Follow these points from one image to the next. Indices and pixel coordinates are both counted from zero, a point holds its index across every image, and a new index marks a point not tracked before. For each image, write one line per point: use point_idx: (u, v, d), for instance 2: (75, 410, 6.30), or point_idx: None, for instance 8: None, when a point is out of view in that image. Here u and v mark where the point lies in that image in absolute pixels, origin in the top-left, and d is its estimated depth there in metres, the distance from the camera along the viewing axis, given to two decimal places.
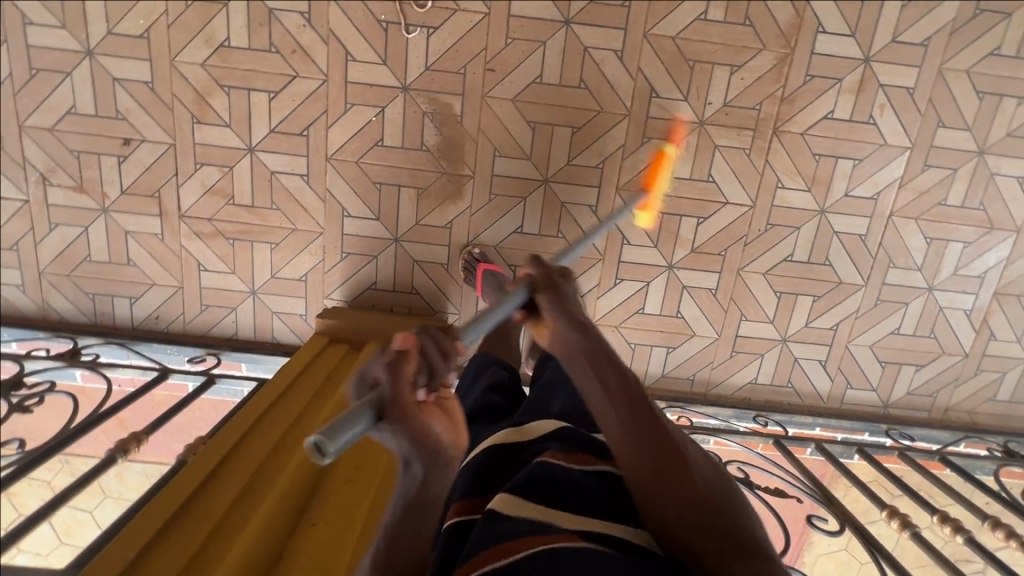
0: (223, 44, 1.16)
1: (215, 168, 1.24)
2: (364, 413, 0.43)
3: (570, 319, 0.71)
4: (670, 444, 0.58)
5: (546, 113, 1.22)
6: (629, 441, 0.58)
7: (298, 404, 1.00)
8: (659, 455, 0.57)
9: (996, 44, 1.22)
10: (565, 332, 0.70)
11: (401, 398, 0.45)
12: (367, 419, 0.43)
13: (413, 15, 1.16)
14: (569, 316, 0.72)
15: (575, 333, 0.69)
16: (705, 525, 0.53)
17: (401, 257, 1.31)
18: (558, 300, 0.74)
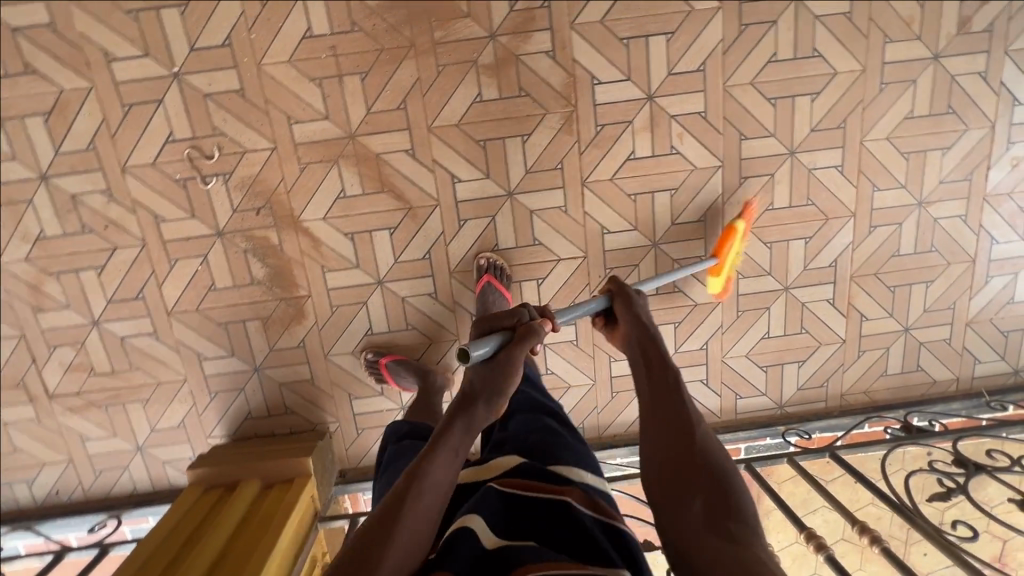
0: (39, 236, 1.22)
1: (69, 347, 1.29)
2: (494, 338, 0.75)
3: (639, 323, 0.91)
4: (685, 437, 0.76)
5: (359, 222, 1.25)
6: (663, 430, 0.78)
7: (167, 556, 1.05)
8: (671, 435, 0.77)
9: (773, 51, 1.21)
10: (637, 338, 0.90)
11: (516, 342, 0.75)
12: (493, 341, 0.75)
13: (205, 166, 1.19)
14: (647, 325, 0.91)
15: (637, 338, 0.90)
16: (704, 496, 0.70)
17: (267, 383, 1.35)
18: (626, 305, 0.94)
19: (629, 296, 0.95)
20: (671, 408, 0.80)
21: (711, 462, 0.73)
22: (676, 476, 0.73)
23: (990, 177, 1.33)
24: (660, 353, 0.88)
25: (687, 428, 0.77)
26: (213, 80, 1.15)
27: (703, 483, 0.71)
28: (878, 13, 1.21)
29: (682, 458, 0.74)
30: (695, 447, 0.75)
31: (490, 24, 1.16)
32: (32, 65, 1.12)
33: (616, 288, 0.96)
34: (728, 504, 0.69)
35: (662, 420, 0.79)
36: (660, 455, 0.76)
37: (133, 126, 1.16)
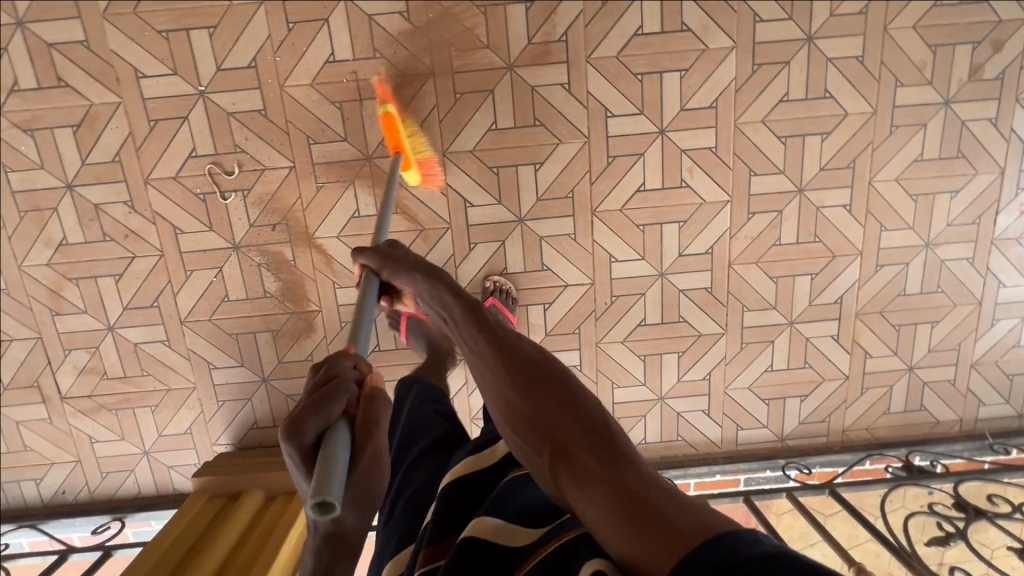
0: (62, 242, 1.25)
1: (83, 351, 1.32)
2: (338, 434, 0.54)
3: (421, 280, 0.82)
4: (515, 385, 0.68)
5: (371, 242, 1.28)
6: (496, 386, 0.69)
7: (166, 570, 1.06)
8: (510, 389, 0.68)
9: (785, 91, 1.23)
10: (429, 297, 0.82)
11: (363, 429, 0.56)
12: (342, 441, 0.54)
13: (225, 182, 1.23)
14: (427, 280, 0.82)
15: (434, 299, 0.81)
16: (545, 440, 0.62)
17: (273, 395, 1.37)
18: (397, 274, 0.84)
19: (393, 254, 0.85)
20: (495, 357, 0.71)
21: (551, 398, 0.65)
22: (529, 425, 0.64)
23: (998, 221, 1.34)
24: (463, 301, 0.79)
25: (517, 372, 0.68)
26: (237, 100, 1.19)
27: (550, 419, 0.63)
28: (891, 58, 1.23)
29: (522, 404, 0.66)
30: (528, 381, 0.67)
31: (508, 57, 1.19)
32: (64, 79, 1.16)
33: (375, 261, 0.84)
34: (583, 425, 0.61)
35: (495, 373, 0.70)
36: (505, 414, 0.67)
37: (158, 140, 1.20)
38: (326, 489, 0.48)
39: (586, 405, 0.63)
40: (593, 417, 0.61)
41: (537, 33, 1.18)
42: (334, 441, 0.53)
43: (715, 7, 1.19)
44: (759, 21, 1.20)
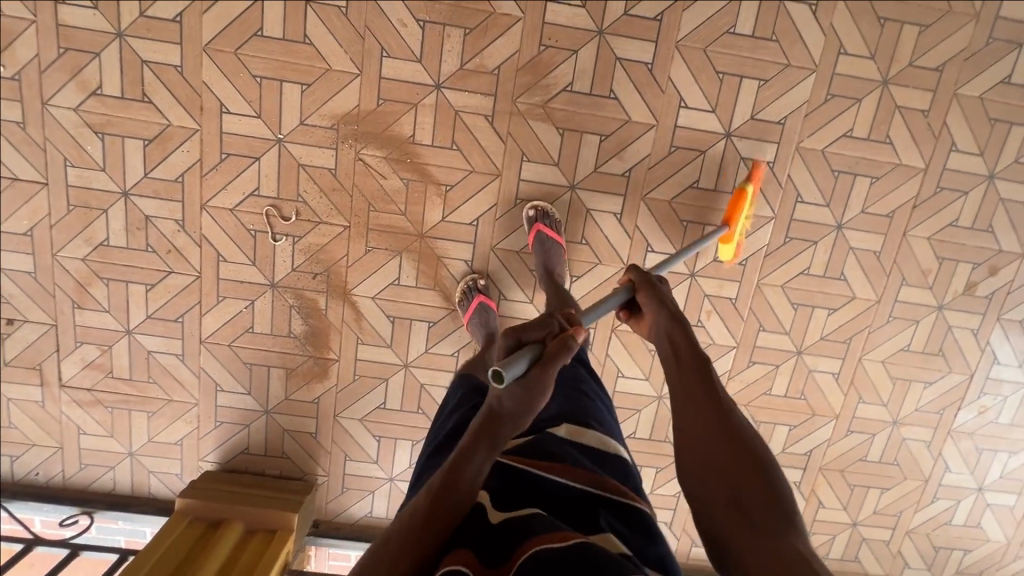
0: (103, 243, 1.26)
1: (95, 347, 1.33)
2: (527, 353, 0.67)
3: (665, 315, 0.86)
4: (713, 429, 0.73)
5: (403, 309, 1.34)
6: (694, 425, 0.75)
7: None
8: (705, 431, 0.74)
9: (807, 265, 1.35)
10: (665, 333, 0.85)
11: (550, 351, 0.68)
12: (528, 355, 0.67)
13: (279, 225, 1.27)
14: (674, 320, 0.85)
15: (664, 330, 0.86)
16: (734, 490, 0.69)
17: (272, 426, 1.41)
18: (648, 296, 0.89)
19: (659, 291, 0.89)
20: (709, 399, 0.76)
21: (745, 457, 0.70)
22: (710, 467, 0.71)
23: (959, 415, 1.48)
24: (696, 350, 0.82)
25: (724, 419, 0.74)
26: (312, 154, 1.23)
27: (730, 472, 0.70)
28: (903, 260, 1.36)
29: (710, 445, 0.72)
30: (720, 424, 0.74)
31: (573, 178, 1.27)
32: (149, 96, 1.18)
33: (638, 282, 0.91)
34: (768, 494, 0.67)
35: (698, 407, 0.76)
36: (687, 446, 0.74)
37: (225, 173, 1.23)
38: (503, 366, 0.65)
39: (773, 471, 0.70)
40: (772, 475, 0.69)
41: (604, 164, 1.26)
42: (521, 353, 0.67)
43: (766, 181, 1.29)
44: (801, 201, 1.31)
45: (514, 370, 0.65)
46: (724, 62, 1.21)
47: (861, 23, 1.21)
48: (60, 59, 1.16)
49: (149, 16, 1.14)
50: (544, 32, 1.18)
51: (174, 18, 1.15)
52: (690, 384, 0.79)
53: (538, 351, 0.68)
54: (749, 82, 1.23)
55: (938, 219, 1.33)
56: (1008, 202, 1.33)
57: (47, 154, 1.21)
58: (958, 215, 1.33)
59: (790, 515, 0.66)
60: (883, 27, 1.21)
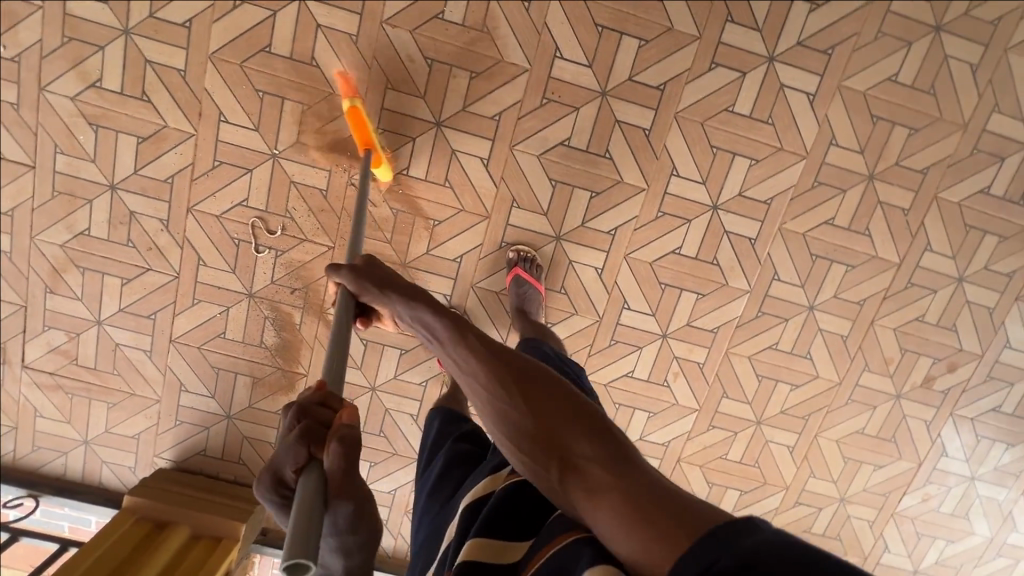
0: (83, 232, 1.26)
1: (62, 333, 1.32)
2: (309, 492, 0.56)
3: (402, 299, 0.79)
4: (517, 394, 0.65)
5: (377, 334, 1.35)
6: (496, 397, 0.66)
7: None
8: (510, 399, 0.65)
9: (775, 340, 1.39)
10: (414, 318, 0.78)
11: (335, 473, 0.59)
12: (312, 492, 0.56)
13: (264, 238, 1.27)
14: (412, 302, 0.78)
15: (419, 310, 0.77)
16: (555, 455, 0.59)
17: (232, 431, 1.41)
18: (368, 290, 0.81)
19: (367, 271, 0.82)
20: (499, 369, 0.67)
21: (557, 412, 0.62)
22: (530, 436, 0.62)
23: (903, 499, 1.53)
24: (453, 319, 0.74)
25: (519, 382, 0.66)
26: (305, 173, 1.24)
27: (552, 435, 0.60)
28: (868, 347, 1.40)
29: (517, 415, 0.63)
30: (520, 386, 0.65)
31: (559, 229, 1.29)
32: (149, 96, 1.18)
33: (350, 284, 0.82)
34: (591, 438, 0.59)
35: (491, 377, 0.67)
36: (503, 424, 0.65)
37: (215, 180, 1.23)
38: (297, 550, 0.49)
39: (596, 415, 0.62)
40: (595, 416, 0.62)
41: (592, 219, 1.28)
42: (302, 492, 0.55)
43: (746, 255, 1.32)
44: (777, 279, 1.34)
45: (316, 536, 0.51)
46: (719, 137, 1.24)
47: (853, 118, 1.24)
48: (63, 48, 1.15)
49: (158, 18, 1.14)
50: (549, 86, 1.20)
51: (184, 23, 1.15)
52: (479, 359, 0.70)
53: (320, 476, 0.57)
54: (741, 159, 1.26)
55: (905, 312, 1.38)
56: (973, 305, 1.38)
57: (38, 139, 1.20)
58: (925, 311, 1.38)
59: (622, 457, 0.57)
60: (874, 125, 1.25)
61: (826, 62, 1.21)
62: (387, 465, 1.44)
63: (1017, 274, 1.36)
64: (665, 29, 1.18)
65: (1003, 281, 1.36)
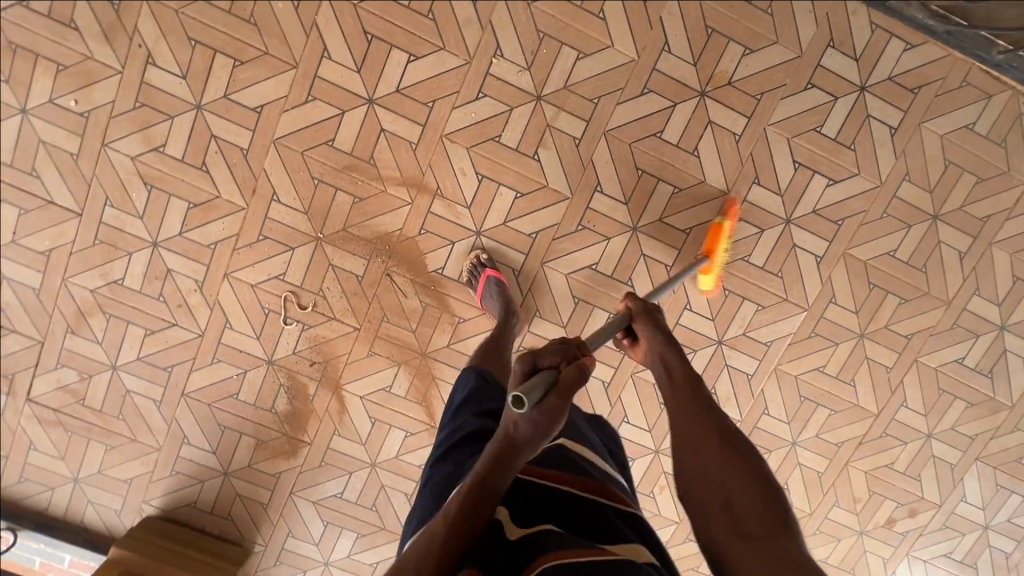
0: (117, 281, 1.29)
1: (74, 373, 1.34)
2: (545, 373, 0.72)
3: (659, 337, 0.95)
4: (711, 436, 0.80)
5: (386, 414, 1.39)
6: (696, 432, 0.81)
7: None
8: (711, 438, 0.80)
9: None
10: (659, 356, 0.94)
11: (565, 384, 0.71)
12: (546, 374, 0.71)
13: (294, 311, 1.32)
14: (665, 342, 0.94)
15: (661, 355, 0.94)
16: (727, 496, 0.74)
17: (226, 488, 1.42)
18: (651, 324, 0.97)
19: (654, 317, 0.98)
20: (697, 408, 0.84)
21: (737, 461, 0.77)
22: (702, 477, 0.77)
23: None
24: (687, 368, 0.90)
25: (721, 424, 0.81)
26: (345, 258, 1.29)
27: (738, 492, 0.74)
28: (840, 484, 1.50)
29: (729, 471, 0.76)
30: (732, 447, 0.78)
31: (574, 342, 1.37)
32: (207, 167, 1.23)
33: (637, 306, 0.99)
34: (761, 501, 0.73)
35: (693, 416, 0.83)
36: (692, 449, 0.80)
37: (257, 252, 1.28)
38: (524, 392, 0.68)
39: (764, 476, 0.76)
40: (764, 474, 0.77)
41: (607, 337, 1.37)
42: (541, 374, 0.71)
43: (741, 388, 1.42)
44: (767, 413, 1.44)
45: (534, 396, 0.68)
46: (733, 281, 1.35)
47: (853, 282, 1.37)
48: (133, 111, 1.20)
49: (232, 99, 1.20)
50: (586, 215, 1.29)
51: (255, 108, 1.20)
52: (684, 400, 0.85)
53: (552, 379, 0.71)
54: (749, 303, 1.37)
55: (877, 458, 1.49)
56: (938, 459, 1.50)
57: (90, 190, 1.23)
58: (894, 459, 1.49)
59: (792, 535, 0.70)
60: (870, 291, 1.38)
61: (836, 231, 1.33)
62: (373, 538, 1.47)
63: (978, 438, 1.49)
64: (698, 181, 1.29)
65: (966, 442, 1.49)
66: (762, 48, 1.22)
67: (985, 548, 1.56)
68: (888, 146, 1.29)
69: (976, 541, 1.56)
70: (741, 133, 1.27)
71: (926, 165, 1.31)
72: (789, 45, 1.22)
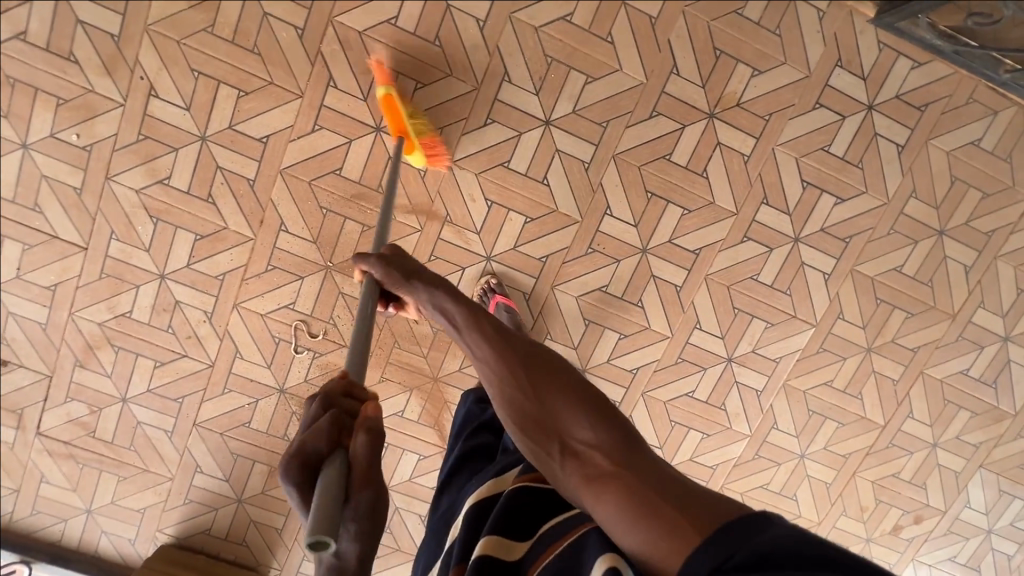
0: (125, 314, 1.28)
1: (84, 406, 1.33)
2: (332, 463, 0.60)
3: (421, 286, 0.81)
4: (520, 378, 0.69)
5: (399, 438, 1.39)
6: (508, 385, 0.70)
7: None
8: (522, 387, 0.69)
9: (766, 481, 1.49)
10: (430, 304, 0.80)
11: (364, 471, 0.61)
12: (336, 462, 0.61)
13: (304, 339, 1.31)
14: (433, 287, 0.80)
15: (438, 305, 0.79)
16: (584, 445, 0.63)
17: (240, 514, 1.42)
18: (396, 286, 0.83)
19: (398, 262, 0.83)
20: (506, 356, 0.72)
21: (558, 396, 0.66)
22: (537, 427, 0.67)
23: None
24: (469, 304, 0.78)
25: (510, 361, 0.71)
26: (354, 286, 1.29)
27: (550, 417, 0.66)
28: (848, 494, 1.52)
29: (525, 403, 0.68)
30: (535, 379, 0.69)
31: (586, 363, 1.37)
32: (214, 198, 1.22)
33: (377, 272, 0.83)
34: (602, 429, 0.63)
35: (507, 362, 0.71)
36: (514, 413, 0.69)
37: (266, 282, 1.27)
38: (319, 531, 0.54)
39: (593, 395, 0.66)
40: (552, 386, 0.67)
41: (617, 357, 1.37)
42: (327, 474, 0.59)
43: (751, 404, 1.43)
44: (776, 427, 1.46)
45: (334, 516, 0.55)
46: (742, 300, 1.36)
47: (860, 297, 1.38)
48: (137, 144, 1.18)
49: (237, 129, 1.18)
50: (596, 238, 1.29)
51: (261, 138, 1.19)
52: (492, 346, 0.73)
53: (343, 466, 0.61)
54: (758, 321, 1.37)
55: (884, 468, 1.51)
56: (943, 467, 1.52)
57: (95, 223, 1.22)
58: (900, 469, 1.51)
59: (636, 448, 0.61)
60: (877, 306, 1.39)
61: (843, 249, 1.34)
62: (388, 559, 1.48)
63: (982, 445, 1.51)
64: (707, 202, 1.29)
65: (970, 450, 1.51)
66: (770, 69, 1.22)
67: (988, 551, 1.60)
68: (895, 163, 1.29)
69: (980, 545, 1.59)
70: (750, 154, 1.26)
71: (933, 182, 1.31)
72: (797, 65, 1.22)
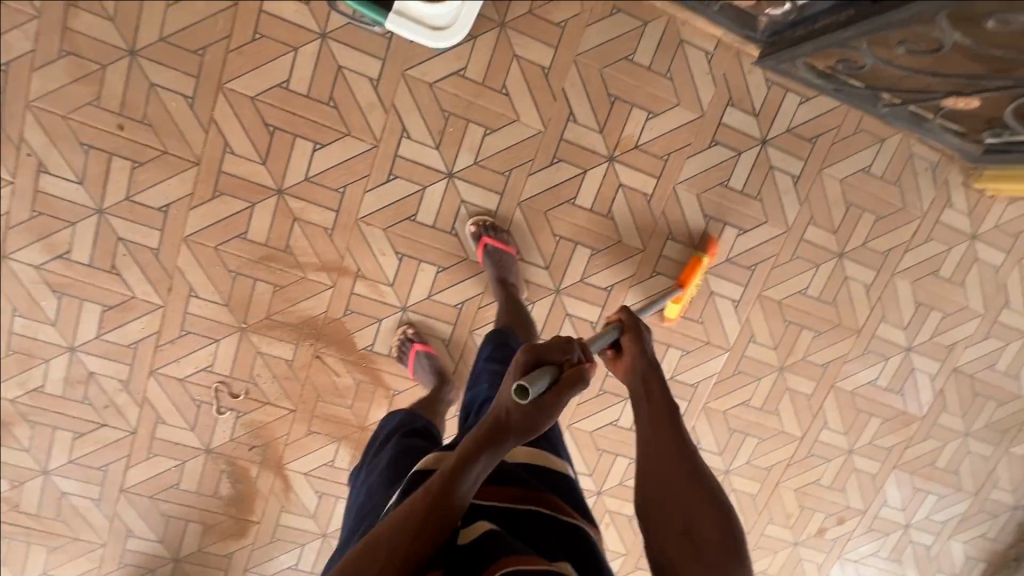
0: (37, 389, 1.26)
1: (4, 482, 1.31)
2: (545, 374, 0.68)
3: (642, 355, 0.84)
4: (681, 467, 0.74)
5: (332, 486, 1.41)
6: (670, 461, 0.75)
7: None
8: (674, 468, 0.75)
9: None
10: (637, 373, 0.83)
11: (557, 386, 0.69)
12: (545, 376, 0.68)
13: (226, 400, 1.32)
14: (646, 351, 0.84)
15: (641, 370, 0.83)
16: (697, 532, 0.70)
17: (178, 573, 1.43)
18: (638, 344, 0.84)
19: (636, 332, 0.85)
20: (673, 437, 0.77)
21: (698, 491, 0.73)
22: (666, 503, 0.73)
23: None
24: (661, 381, 0.82)
25: (675, 440, 0.76)
26: (272, 345, 1.29)
27: (689, 508, 0.72)
28: (773, 503, 1.59)
29: (671, 487, 0.73)
30: (689, 473, 0.74)
31: None
32: (118, 269, 1.21)
33: (627, 322, 0.86)
34: (723, 532, 0.70)
35: (662, 440, 0.77)
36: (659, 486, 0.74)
37: (180, 348, 1.27)
38: (531, 382, 0.67)
39: (724, 506, 0.72)
40: (703, 477, 0.74)
41: None
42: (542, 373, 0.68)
43: None
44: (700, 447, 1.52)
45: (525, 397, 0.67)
46: (657, 331, 1.40)
47: (770, 321, 1.44)
48: (31, 221, 1.16)
49: (135, 200, 1.17)
50: None
51: (160, 208, 1.18)
52: (661, 422, 0.78)
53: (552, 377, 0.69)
54: (674, 349, 1.42)
55: (805, 476, 1.58)
56: (860, 471, 1.60)
57: None
58: (821, 475, 1.59)
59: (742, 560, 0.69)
60: (787, 327, 1.45)
61: (749, 276, 1.39)
62: None
63: (894, 448, 1.59)
64: (614, 241, 1.32)
65: (883, 452, 1.59)
66: (663, 111, 1.25)
67: (908, 544, 1.68)
68: (792, 193, 1.35)
69: (900, 538, 1.68)
70: (651, 193, 1.30)
71: (829, 209, 1.37)
72: (690, 106, 1.25)
